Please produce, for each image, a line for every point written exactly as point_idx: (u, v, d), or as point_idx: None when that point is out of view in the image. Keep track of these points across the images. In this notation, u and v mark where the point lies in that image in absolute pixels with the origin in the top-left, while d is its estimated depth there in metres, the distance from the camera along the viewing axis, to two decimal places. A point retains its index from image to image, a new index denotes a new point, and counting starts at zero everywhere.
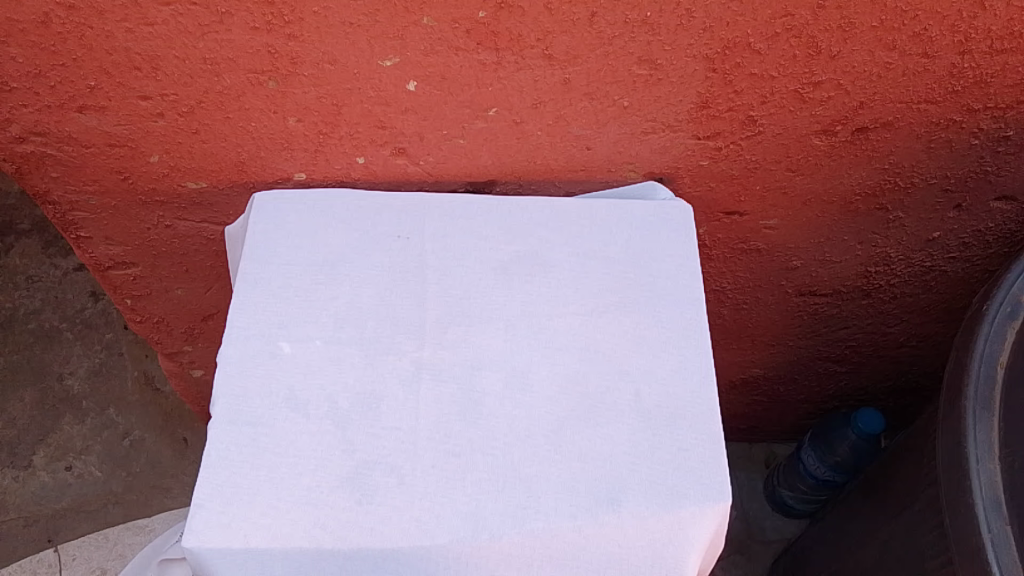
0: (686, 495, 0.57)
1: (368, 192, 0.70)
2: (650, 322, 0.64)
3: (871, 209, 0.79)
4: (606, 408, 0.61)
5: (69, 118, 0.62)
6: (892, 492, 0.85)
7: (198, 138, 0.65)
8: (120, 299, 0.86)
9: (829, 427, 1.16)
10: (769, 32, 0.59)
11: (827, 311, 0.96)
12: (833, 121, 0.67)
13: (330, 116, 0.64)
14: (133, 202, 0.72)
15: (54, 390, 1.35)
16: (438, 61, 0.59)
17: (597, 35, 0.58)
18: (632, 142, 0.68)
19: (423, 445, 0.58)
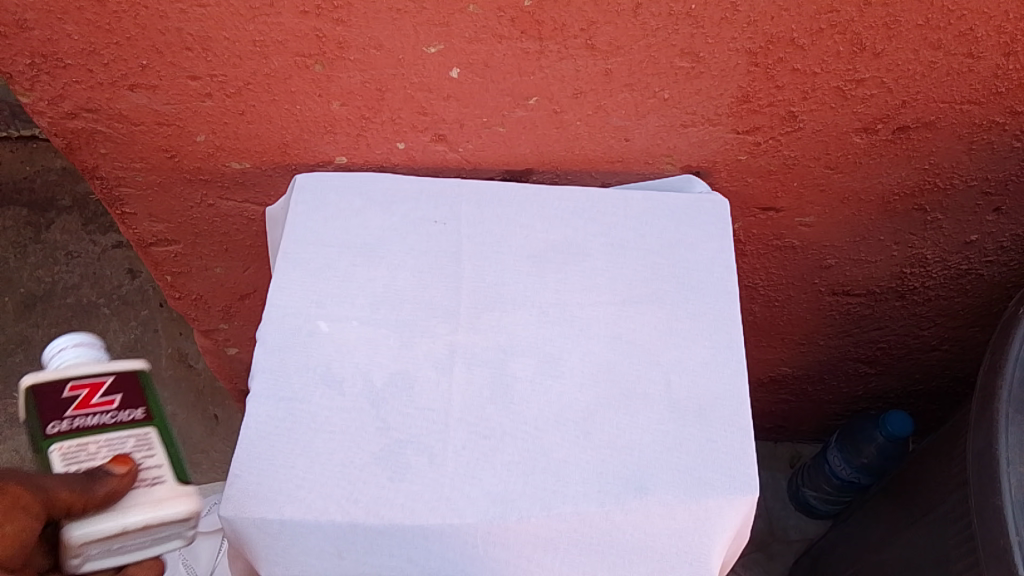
0: (714, 485, 0.57)
1: (407, 177, 0.71)
2: (683, 314, 0.65)
3: (908, 209, 0.78)
4: (637, 397, 0.61)
5: (120, 96, 0.64)
6: (919, 495, 0.84)
7: (244, 119, 0.66)
8: (160, 276, 0.88)
9: (856, 428, 1.15)
10: (813, 28, 0.59)
11: (860, 311, 0.96)
12: (873, 119, 0.67)
13: (373, 101, 0.65)
14: (178, 180, 0.73)
15: None
16: (481, 49, 0.60)
17: (641, 26, 0.58)
18: (671, 135, 0.68)
19: (455, 425, 0.59)
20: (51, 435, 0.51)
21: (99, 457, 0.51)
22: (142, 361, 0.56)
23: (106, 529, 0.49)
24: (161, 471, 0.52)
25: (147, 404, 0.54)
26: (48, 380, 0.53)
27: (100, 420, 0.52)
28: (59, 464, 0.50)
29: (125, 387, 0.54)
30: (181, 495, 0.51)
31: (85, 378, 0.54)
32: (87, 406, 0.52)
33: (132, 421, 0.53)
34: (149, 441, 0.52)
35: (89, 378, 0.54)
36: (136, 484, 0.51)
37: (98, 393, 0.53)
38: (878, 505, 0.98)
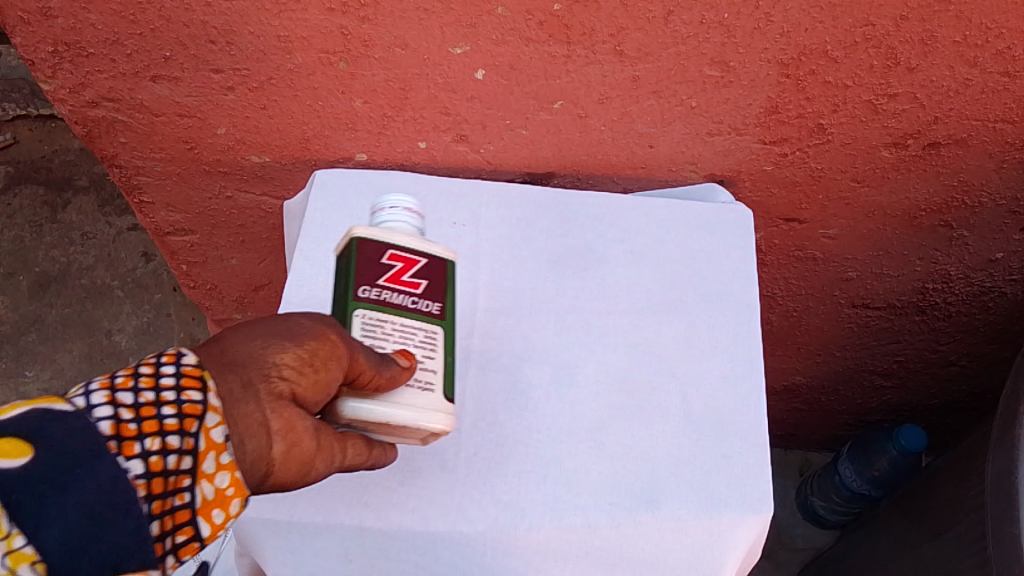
0: (728, 502, 0.56)
1: (427, 177, 0.70)
2: (702, 326, 0.64)
3: (935, 225, 0.77)
4: (652, 408, 0.60)
5: (142, 86, 0.63)
6: (930, 514, 0.84)
7: (265, 113, 0.66)
8: (176, 264, 0.87)
9: (868, 439, 1.14)
10: (848, 41, 0.57)
11: (879, 324, 0.95)
12: (904, 133, 0.66)
13: (396, 100, 0.64)
14: (197, 171, 0.73)
15: (103, 345, 1.38)
16: (508, 51, 0.59)
17: (672, 34, 0.57)
18: (696, 143, 0.67)
19: (468, 431, 0.59)
20: (358, 299, 0.50)
21: (389, 342, 0.49)
22: (450, 253, 0.55)
23: (372, 415, 0.47)
24: (432, 377, 0.49)
25: (444, 302, 0.52)
26: (375, 240, 0.51)
27: (404, 302, 0.51)
28: (358, 329, 0.49)
29: (433, 277, 0.52)
30: (439, 410, 0.48)
31: (402, 250, 0.52)
32: (395, 281, 0.51)
33: (428, 313, 0.51)
34: (436, 342, 0.50)
35: (408, 252, 0.52)
36: (407, 384, 0.47)
37: (409, 272, 0.51)
38: (888, 520, 0.97)
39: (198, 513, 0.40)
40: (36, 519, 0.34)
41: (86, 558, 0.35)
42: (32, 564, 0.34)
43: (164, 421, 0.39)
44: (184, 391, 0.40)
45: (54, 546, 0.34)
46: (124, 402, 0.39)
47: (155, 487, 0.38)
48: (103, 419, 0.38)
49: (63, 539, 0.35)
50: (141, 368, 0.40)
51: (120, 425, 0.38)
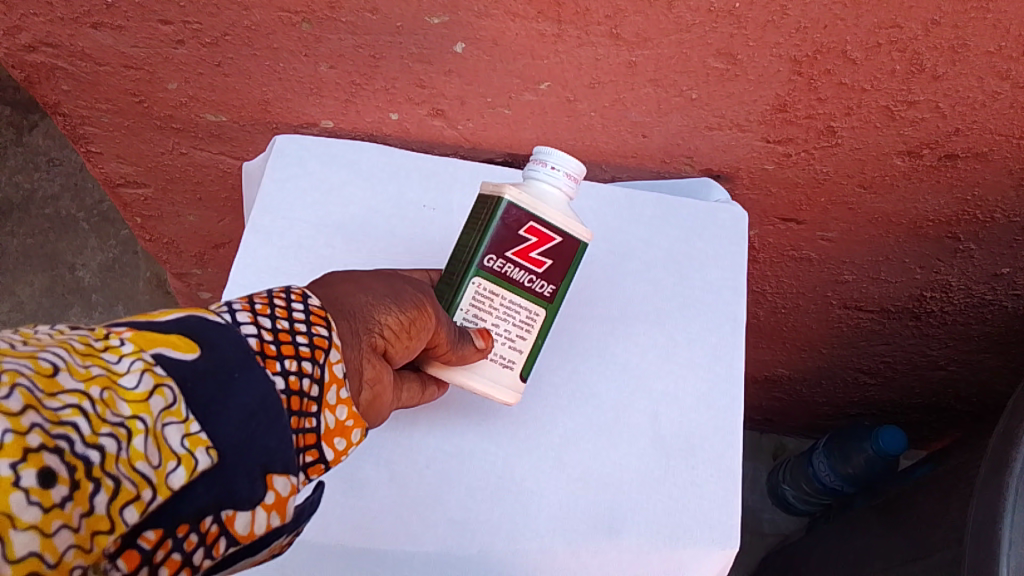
0: (693, 535, 0.53)
1: (397, 151, 0.65)
2: (682, 338, 0.59)
3: (940, 235, 0.72)
4: (620, 427, 0.56)
5: (83, 33, 0.57)
6: (905, 532, 0.81)
7: (221, 71, 0.59)
8: (130, 216, 0.82)
9: (847, 435, 1.12)
10: (870, 42, 0.51)
11: (870, 326, 0.90)
12: (920, 143, 0.60)
13: (366, 68, 0.58)
14: (148, 126, 0.66)
15: (65, 279, 1.33)
16: (491, 25, 0.53)
17: (675, 20, 0.51)
18: (693, 136, 0.62)
19: (420, 440, 0.54)
20: (481, 268, 0.49)
21: (489, 318, 0.50)
22: (589, 234, 0.51)
23: (453, 378, 0.50)
24: (516, 355, 0.51)
25: (563, 283, 0.51)
26: (520, 206, 0.49)
27: (521, 278, 0.50)
28: (469, 297, 0.50)
29: (561, 258, 0.50)
30: (512, 386, 0.51)
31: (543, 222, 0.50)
32: (523, 258, 0.49)
33: (538, 295, 0.50)
34: (534, 326, 0.51)
35: (547, 227, 0.49)
36: (488, 359, 0.50)
37: (539, 248, 0.50)
38: (861, 522, 0.94)
39: (322, 440, 0.39)
40: (207, 408, 0.31)
41: (245, 455, 0.32)
42: (207, 449, 0.31)
43: (299, 348, 0.37)
44: (313, 326, 0.39)
45: (224, 433, 0.31)
46: (262, 326, 0.36)
47: (293, 405, 0.36)
48: (251, 335, 0.35)
49: (232, 429, 0.32)
50: (274, 299, 0.39)
51: (262, 346, 0.36)
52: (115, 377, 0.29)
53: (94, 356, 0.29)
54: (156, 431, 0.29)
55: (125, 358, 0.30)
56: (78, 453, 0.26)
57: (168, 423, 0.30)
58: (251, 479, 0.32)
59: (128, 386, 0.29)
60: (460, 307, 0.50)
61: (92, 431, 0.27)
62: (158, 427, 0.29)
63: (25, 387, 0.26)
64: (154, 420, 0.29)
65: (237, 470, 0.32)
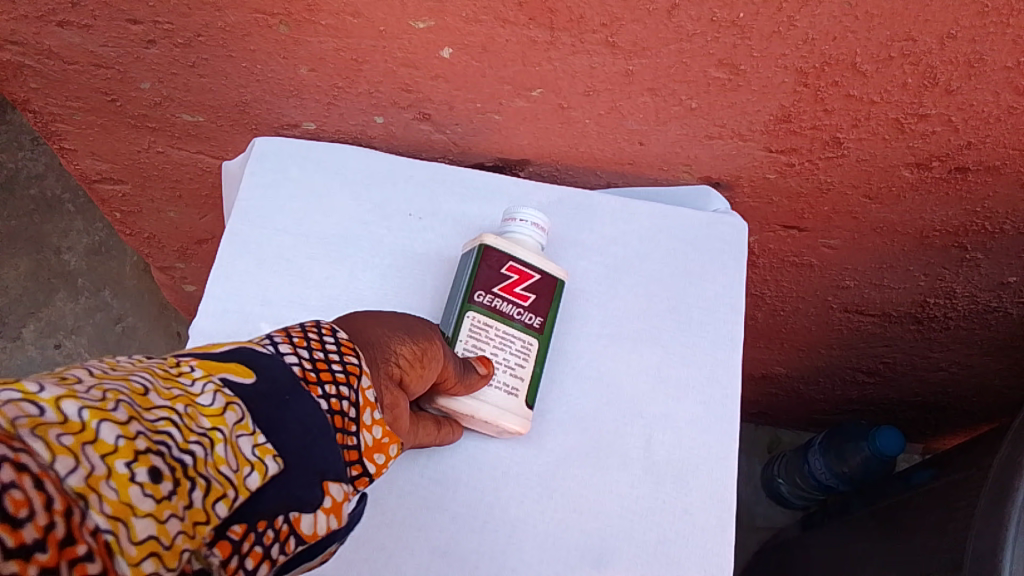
0: (683, 568, 0.51)
1: (383, 155, 0.62)
2: (676, 358, 0.57)
3: (947, 245, 0.69)
4: (611, 452, 0.54)
5: (49, 31, 0.54)
6: (902, 543, 0.79)
7: (196, 72, 0.56)
8: (108, 212, 0.79)
9: (844, 434, 1.10)
10: (881, 55, 0.48)
11: (870, 330, 0.88)
12: (930, 156, 0.58)
13: (348, 71, 0.55)
14: (122, 124, 0.63)
15: (50, 263, 1.30)
16: (480, 31, 0.50)
17: (675, 29, 0.48)
18: (693, 145, 0.59)
19: (403, 465, 0.52)
20: (473, 302, 0.51)
21: (487, 348, 0.51)
22: (564, 272, 0.56)
23: (462, 409, 0.50)
24: (517, 382, 0.52)
25: (548, 315, 0.54)
26: (499, 249, 0.53)
27: (510, 311, 0.52)
28: (466, 330, 0.51)
29: (544, 292, 0.54)
30: (520, 413, 0.51)
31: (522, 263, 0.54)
32: (509, 292, 0.52)
33: (530, 324, 0.53)
34: (530, 354, 0.52)
35: (525, 265, 0.53)
36: (493, 385, 0.51)
37: (522, 284, 0.53)
38: (858, 527, 0.93)
39: (365, 456, 0.38)
40: (272, 420, 0.32)
41: (307, 461, 0.33)
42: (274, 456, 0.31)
43: (336, 373, 0.37)
44: (346, 355, 0.38)
45: (289, 441, 0.32)
46: (302, 356, 0.36)
47: (338, 424, 0.36)
48: (293, 364, 0.35)
49: (295, 435, 0.32)
50: (306, 332, 0.37)
51: (304, 372, 0.35)
52: (193, 396, 0.30)
53: (170, 380, 0.30)
54: (232, 440, 0.30)
55: (198, 380, 0.31)
56: (174, 456, 0.27)
57: (241, 435, 0.30)
58: (314, 485, 0.33)
59: (205, 403, 0.30)
60: (457, 341, 0.51)
61: (183, 438, 0.28)
62: (233, 438, 0.30)
63: (123, 401, 0.27)
64: (230, 430, 0.30)
65: (302, 476, 0.32)
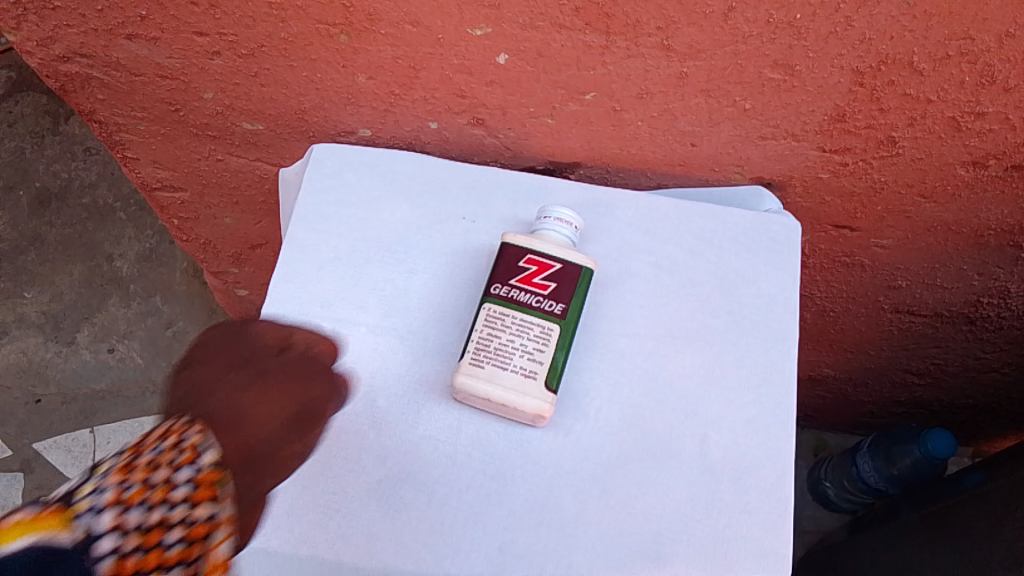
0: (741, 564, 0.51)
1: (437, 160, 0.63)
2: (731, 359, 0.57)
3: (1002, 244, 0.68)
4: (667, 453, 0.54)
5: (117, 44, 0.56)
6: (957, 545, 0.78)
7: (257, 81, 0.58)
8: (167, 218, 0.81)
9: (892, 435, 1.09)
10: (940, 54, 0.49)
11: (921, 330, 0.87)
12: (986, 154, 0.57)
13: (405, 78, 0.56)
14: (183, 133, 0.65)
15: (103, 269, 1.33)
16: (536, 37, 0.50)
17: (731, 31, 0.48)
18: (745, 146, 0.59)
19: (462, 462, 0.53)
20: (490, 294, 0.54)
21: (503, 336, 0.53)
22: (592, 262, 0.57)
23: (476, 392, 0.53)
24: (537, 366, 0.53)
25: (572, 303, 0.55)
26: (518, 245, 0.56)
27: (529, 300, 0.54)
28: (482, 322, 0.54)
29: (565, 281, 0.55)
30: (538, 396, 0.52)
31: (544, 256, 0.56)
32: (527, 283, 0.54)
33: (549, 312, 0.54)
34: (550, 340, 0.53)
35: (546, 257, 0.55)
36: (508, 368, 0.52)
37: (541, 275, 0.55)
38: (907, 530, 0.92)
39: None
40: None
41: None
42: None
43: None
44: None
45: None
46: None
47: None
48: None
49: None
50: None
51: None
52: None
53: None
54: None
55: None
56: None
57: None
58: None
59: None
60: (474, 331, 0.54)
61: None
62: None
63: None
64: None
65: None
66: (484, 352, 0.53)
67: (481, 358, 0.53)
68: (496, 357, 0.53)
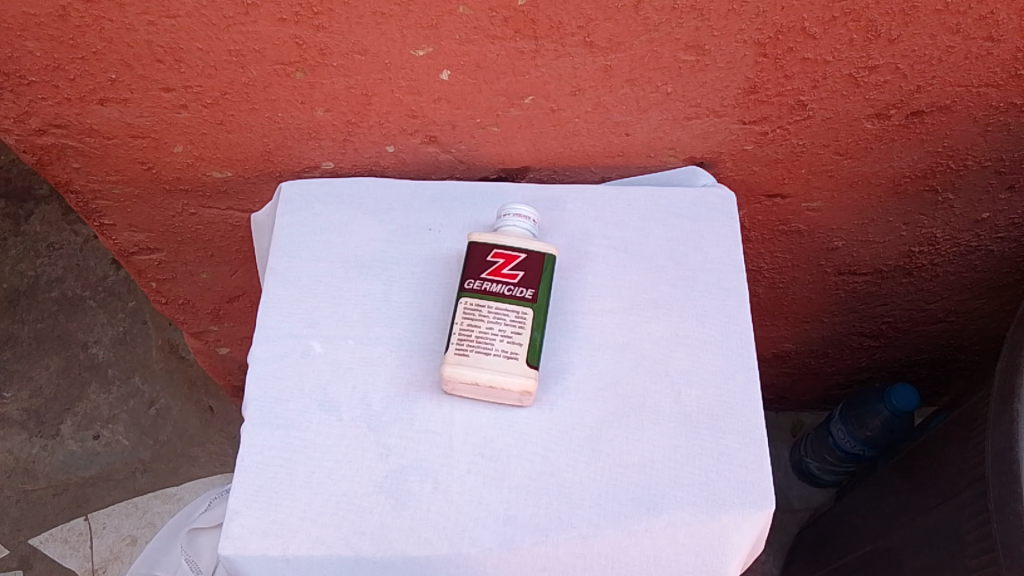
0: (730, 500, 0.54)
1: (397, 181, 0.68)
2: (691, 319, 0.62)
3: (920, 190, 0.75)
4: (646, 411, 0.58)
5: (90, 110, 0.61)
6: (936, 479, 0.82)
7: (223, 128, 0.63)
8: (145, 282, 0.84)
9: (859, 399, 1.14)
10: (826, 16, 0.56)
11: (866, 289, 0.93)
12: (886, 105, 0.64)
13: (359, 106, 0.62)
14: (157, 191, 0.70)
15: (79, 358, 1.35)
16: (473, 50, 0.57)
17: (644, 21, 0.55)
18: (674, 128, 0.65)
19: (460, 448, 0.56)
20: (465, 289, 0.57)
21: (482, 324, 0.56)
22: (553, 249, 0.60)
23: (464, 377, 0.55)
24: (517, 348, 0.55)
25: (540, 288, 0.58)
26: (485, 242, 0.60)
27: (502, 289, 0.57)
28: (461, 314, 0.57)
29: (531, 268, 0.58)
30: (522, 373, 0.55)
31: (509, 250, 0.59)
32: (497, 274, 0.58)
33: (521, 297, 0.57)
34: (525, 322, 0.56)
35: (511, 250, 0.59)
36: (490, 351, 0.55)
37: (510, 266, 0.58)
38: (885, 481, 0.96)
39: None
40: None
41: None
42: None
43: None
44: None
45: None
46: None
47: None
48: None
49: None
50: None
51: None
52: None
53: None
54: None
55: None
56: None
57: None
58: None
59: None
60: (455, 324, 0.56)
61: None
62: None
63: None
64: None
65: None
66: (467, 341, 0.56)
67: (465, 347, 0.56)
68: (479, 344, 0.56)
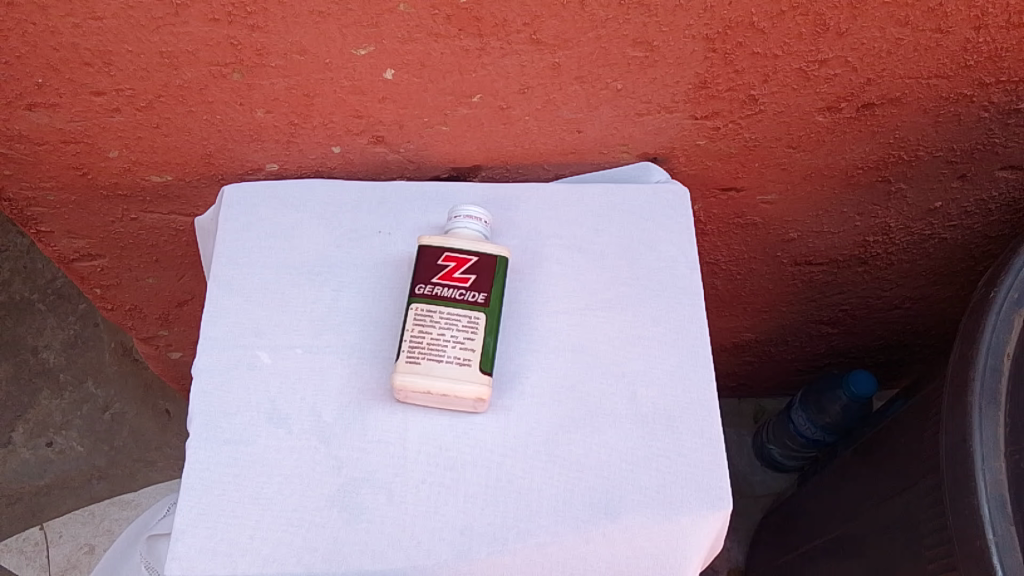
0: (687, 502, 0.53)
1: (345, 182, 0.67)
2: (647, 319, 0.61)
3: (872, 181, 0.75)
4: (602, 413, 0.57)
5: (18, 116, 0.59)
6: (894, 466, 0.83)
7: (160, 132, 0.61)
8: (89, 288, 0.82)
9: (819, 386, 1.15)
10: (774, 11, 0.55)
11: (822, 278, 0.93)
12: (837, 98, 0.64)
13: (302, 107, 0.60)
14: (94, 197, 0.68)
15: (29, 364, 1.30)
16: (417, 48, 0.55)
17: (590, 18, 0.54)
18: (625, 124, 0.64)
19: (414, 457, 0.54)
20: (415, 294, 0.55)
21: (433, 330, 0.54)
22: (505, 250, 0.59)
23: (417, 386, 0.54)
24: (470, 353, 0.54)
25: (492, 291, 0.56)
26: (435, 246, 0.58)
27: (453, 294, 0.56)
28: (411, 321, 0.55)
29: (482, 272, 0.57)
30: (476, 380, 0.54)
31: (459, 253, 0.58)
32: (447, 278, 0.56)
33: (472, 302, 0.55)
34: (477, 327, 0.54)
35: (461, 253, 0.57)
36: (442, 359, 0.54)
37: (460, 270, 0.57)
38: (845, 467, 0.97)
39: None
40: None
41: None
42: None
43: None
44: None
45: None
46: None
47: None
48: None
49: None
50: None
51: None
52: None
53: None
54: None
55: None
56: None
57: None
58: None
59: None
60: (406, 330, 0.55)
61: None
62: None
63: None
64: None
65: None
66: (419, 348, 0.54)
67: (416, 354, 0.54)
68: (430, 351, 0.54)
